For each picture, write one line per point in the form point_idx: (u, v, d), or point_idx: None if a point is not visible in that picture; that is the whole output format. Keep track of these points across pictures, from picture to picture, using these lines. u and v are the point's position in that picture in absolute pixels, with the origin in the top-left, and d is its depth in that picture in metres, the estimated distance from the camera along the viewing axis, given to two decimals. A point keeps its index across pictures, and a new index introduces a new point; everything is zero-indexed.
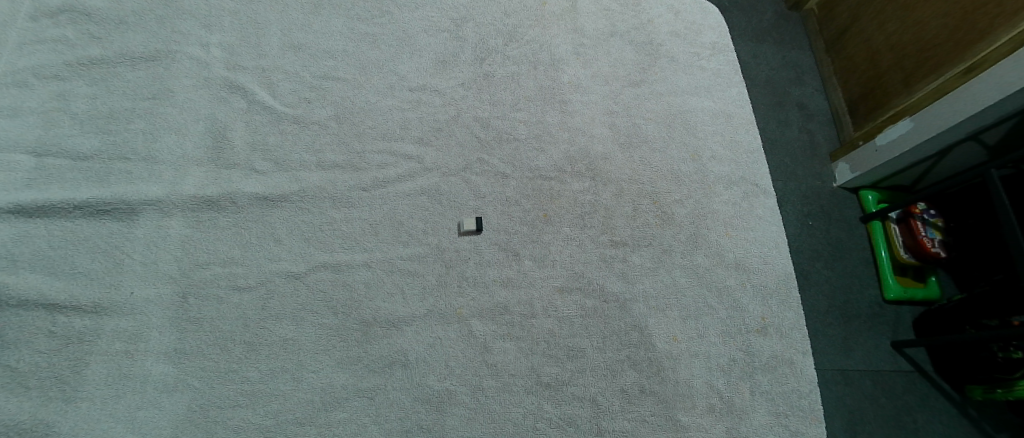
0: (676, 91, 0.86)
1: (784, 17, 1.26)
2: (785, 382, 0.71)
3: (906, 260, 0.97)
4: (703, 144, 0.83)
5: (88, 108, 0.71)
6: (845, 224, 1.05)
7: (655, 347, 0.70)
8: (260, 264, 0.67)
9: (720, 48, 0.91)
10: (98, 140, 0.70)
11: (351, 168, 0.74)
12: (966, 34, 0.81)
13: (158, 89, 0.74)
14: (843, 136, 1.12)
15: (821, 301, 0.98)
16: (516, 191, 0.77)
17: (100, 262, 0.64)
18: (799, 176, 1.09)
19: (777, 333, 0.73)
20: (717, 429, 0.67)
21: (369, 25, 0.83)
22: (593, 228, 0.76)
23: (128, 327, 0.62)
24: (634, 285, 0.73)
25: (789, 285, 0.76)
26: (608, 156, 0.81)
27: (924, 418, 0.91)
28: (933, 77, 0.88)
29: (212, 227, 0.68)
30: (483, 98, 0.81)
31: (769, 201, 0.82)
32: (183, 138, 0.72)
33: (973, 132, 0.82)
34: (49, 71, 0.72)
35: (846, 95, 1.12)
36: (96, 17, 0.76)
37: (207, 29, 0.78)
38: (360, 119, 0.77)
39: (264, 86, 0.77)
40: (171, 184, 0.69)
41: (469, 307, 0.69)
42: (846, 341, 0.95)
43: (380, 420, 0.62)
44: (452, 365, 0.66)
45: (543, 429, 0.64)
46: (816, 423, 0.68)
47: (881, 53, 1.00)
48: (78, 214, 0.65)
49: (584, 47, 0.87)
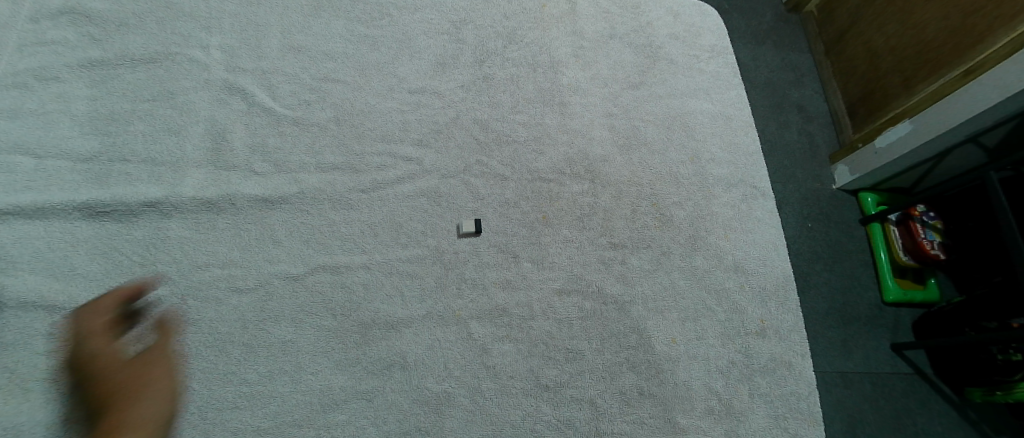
0: (675, 93, 0.86)
1: (783, 19, 1.26)
2: (784, 384, 0.71)
3: (905, 262, 0.97)
4: (702, 146, 0.83)
5: (88, 110, 0.71)
6: (845, 226, 1.05)
7: (654, 349, 0.70)
8: (258, 266, 0.67)
9: (719, 51, 0.92)
10: (98, 142, 0.70)
11: (349, 169, 0.74)
12: (964, 36, 0.81)
13: (157, 92, 0.74)
14: (843, 138, 1.12)
15: (821, 304, 0.98)
16: (514, 193, 0.77)
17: (98, 263, 0.64)
18: (798, 178, 1.09)
19: (775, 335, 0.74)
20: (716, 432, 0.67)
21: (369, 28, 0.83)
22: (592, 230, 0.76)
23: (127, 328, 0.62)
24: (633, 287, 0.73)
25: (787, 288, 0.77)
26: (606, 159, 0.81)
27: (924, 420, 0.91)
28: (933, 79, 0.88)
29: (211, 229, 0.68)
30: (483, 101, 0.82)
31: (768, 203, 0.82)
32: (182, 140, 0.72)
33: (971, 135, 0.83)
34: (48, 73, 0.72)
35: (846, 97, 1.12)
36: (95, 18, 0.76)
37: (207, 31, 0.78)
38: (360, 121, 0.77)
39: (264, 88, 0.77)
40: (171, 186, 0.69)
41: (467, 309, 0.69)
42: (845, 344, 0.95)
43: (378, 422, 0.62)
44: (451, 367, 0.66)
45: (542, 431, 0.64)
46: (814, 425, 0.69)
47: (880, 55, 1.00)
48: (78, 216, 0.65)
49: (583, 49, 0.87)
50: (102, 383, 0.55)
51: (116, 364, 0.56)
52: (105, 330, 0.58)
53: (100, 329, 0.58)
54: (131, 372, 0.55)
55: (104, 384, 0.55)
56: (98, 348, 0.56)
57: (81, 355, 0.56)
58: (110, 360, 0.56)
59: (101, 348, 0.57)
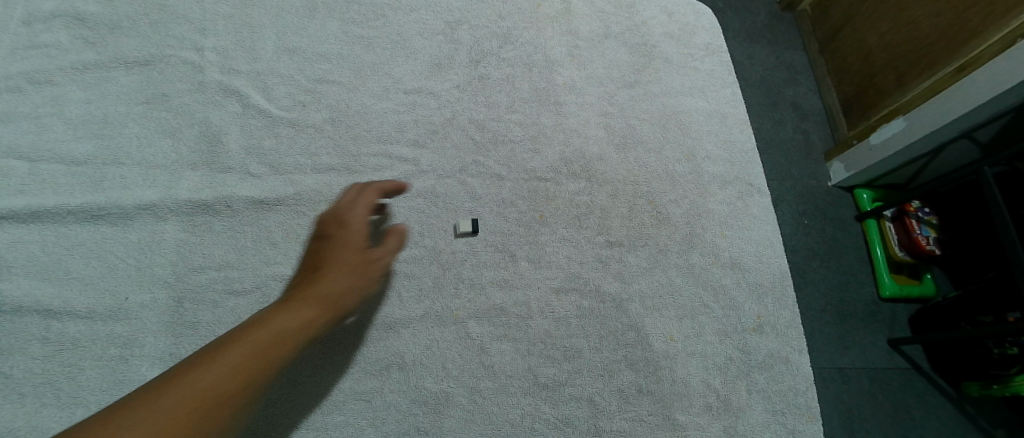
0: (670, 92, 0.87)
1: (777, 18, 1.26)
2: (781, 380, 0.71)
3: (901, 257, 0.98)
4: (698, 144, 0.84)
5: (82, 113, 0.71)
6: (841, 223, 1.06)
7: (652, 347, 0.70)
8: (255, 268, 0.67)
9: (713, 49, 0.92)
10: (92, 145, 0.70)
11: (345, 171, 0.74)
12: (956, 33, 0.82)
13: (152, 94, 0.74)
14: (837, 135, 1.12)
15: (818, 300, 0.98)
16: (511, 192, 0.77)
17: (93, 267, 0.64)
18: (794, 175, 1.10)
19: (772, 331, 0.74)
20: (714, 428, 0.67)
21: (364, 29, 0.83)
22: (589, 229, 0.76)
23: (123, 332, 0.61)
24: (630, 285, 0.73)
25: (783, 284, 0.77)
26: (603, 157, 0.81)
27: (921, 415, 0.92)
28: (927, 75, 0.89)
29: (207, 231, 0.68)
30: (479, 101, 0.82)
31: (763, 200, 0.82)
32: (177, 143, 0.72)
33: (965, 131, 0.83)
34: (42, 76, 0.71)
35: (840, 95, 1.13)
36: (89, 21, 0.76)
37: (201, 34, 0.78)
38: (356, 122, 0.77)
39: (259, 90, 0.77)
40: (166, 188, 0.69)
41: (465, 308, 0.69)
42: (842, 340, 0.96)
43: (376, 422, 0.62)
44: (449, 366, 0.66)
45: (541, 430, 0.64)
46: (812, 420, 0.69)
47: (873, 52, 1.01)
48: (72, 219, 0.65)
49: (578, 48, 0.88)
50: (330, 249, 0.59)
51: (349, 243, 0.59)
52: (365, 207, 0.62)
53: (359, 203, 0.63)
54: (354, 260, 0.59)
55: (331, 250, 0.59)
56: (349, 217, 0.61)
57: (340, 216, 0.61)
58: (350, 236, 0.60)
59: (351, 220, 0.61)
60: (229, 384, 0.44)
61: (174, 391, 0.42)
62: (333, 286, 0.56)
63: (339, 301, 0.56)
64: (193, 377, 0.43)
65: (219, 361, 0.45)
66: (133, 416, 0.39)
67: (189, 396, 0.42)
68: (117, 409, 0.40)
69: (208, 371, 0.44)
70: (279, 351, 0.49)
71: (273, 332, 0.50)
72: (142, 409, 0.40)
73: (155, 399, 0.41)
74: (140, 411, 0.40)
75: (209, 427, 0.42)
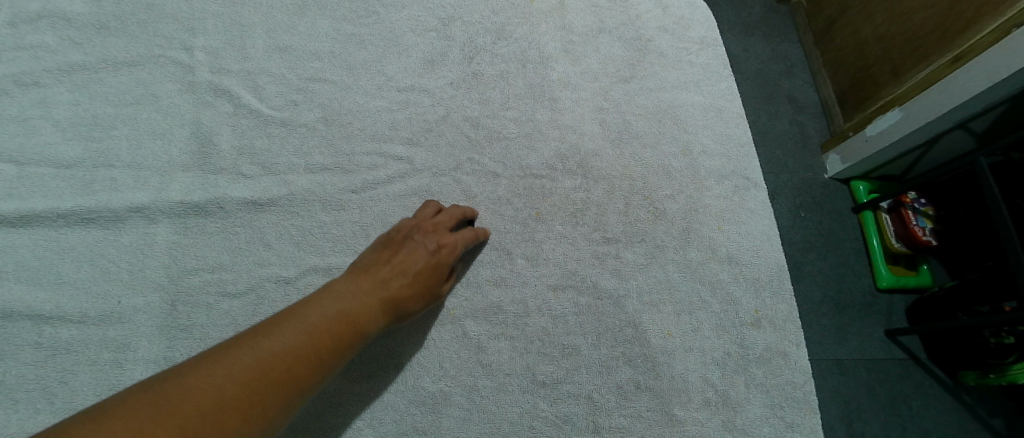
0: (666, 86, 0.86)
1: (772, 10, 1.26)
2: (779, 373, 0.71)
3: (897, 248, 0.98)
4: (694, 139, 0.83)
5: (70, 116, 0.70)
6: (837, 215, 1.06)
7: (650, 343, 0.70)
8: (249, 269, 0.66)
9: (708, 42, 0.91)
10: (81, 148, 0.69)
11: (339, 170, 0.73)
12: (953, 23, 0.81)
13: (141, 95, 0.73)
14: (833, 127, 1.12)
15: (814, 292, 0.98)
16: (506, 190, 0.76)
17: (85, 271, 0.63)
18: (789, 168, 1.10)
19: (770, 325, 0.74)
20: (712, 423, 0.67)
21: (356, 26, 0.82)
22: (585, 226, 0.76)
23: (117, 336, 0.61)
24: (627, 282, 0.73)
25: (781, 279, 0.76)
26: (598, 153, 0.80)
27: (919, 406, 0.92)
28: (922, 66, 0.89)
29: (200, 234, 0.67)
30: (473, 98, 0.81)
31: (760, 194, 0.82)
32: (168, 144, 0.71)
33: (961, 122, 0.83)
34: (28, 79, 0.70)
35: (836, 86, 1.12)
36: (75, 22, 0.75)
37: (191, 33, 0.77)
38: (349, 120, 0.76)
39: (250, 89, 0.76)
40: (157, 190, 0.68)
41: (461, 307, 0.69)
42: (839, 332, 0.96)
43: (374, 423, 0.62)
44: (447, 366, 0.66)
45: (539, 427, 0.64)
46: (811, 414, 0.69)
47: (869, 43, 1.00)
48: (61, 223, 0.64)
49: (573, 44, 0.87)
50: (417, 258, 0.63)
51: (434, 261, 0.64)
52: (460, 237, 0.67)
53: (447, 226, 0.68)
54: (429, 280, 0.63)
55: (416, 259, 0.63)
56: (444, 240, 0.65)
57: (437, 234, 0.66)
58: (438, 254, 0.64)
59: (444, 243, 0.65)
60: (296, 360, 0.48)
61: (249, 357, 0.46)
62: (403, 297, 0.60)
63: (400, 311, 0.60)
64: (267, 347, 0.48)
65: (293, 338, 0.50)
66: (213, 372, 0.44)
67: (266, 359, 0.47)
68: (197, 363, 0.45)
69: (281, 345, 0.48)
70: (342, 340, 0.53)
71: (342, 320, 0.54)
72: (226, 365, 0.45)
73: (235, 361, 0.45)
74: (220, 367, 0.45)
75: (276, 396, 0.46)
